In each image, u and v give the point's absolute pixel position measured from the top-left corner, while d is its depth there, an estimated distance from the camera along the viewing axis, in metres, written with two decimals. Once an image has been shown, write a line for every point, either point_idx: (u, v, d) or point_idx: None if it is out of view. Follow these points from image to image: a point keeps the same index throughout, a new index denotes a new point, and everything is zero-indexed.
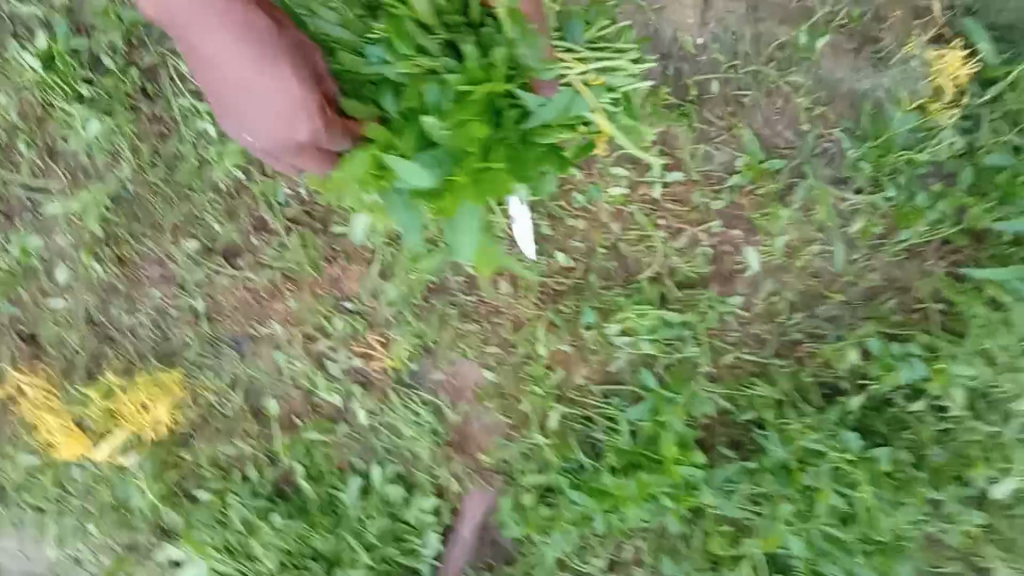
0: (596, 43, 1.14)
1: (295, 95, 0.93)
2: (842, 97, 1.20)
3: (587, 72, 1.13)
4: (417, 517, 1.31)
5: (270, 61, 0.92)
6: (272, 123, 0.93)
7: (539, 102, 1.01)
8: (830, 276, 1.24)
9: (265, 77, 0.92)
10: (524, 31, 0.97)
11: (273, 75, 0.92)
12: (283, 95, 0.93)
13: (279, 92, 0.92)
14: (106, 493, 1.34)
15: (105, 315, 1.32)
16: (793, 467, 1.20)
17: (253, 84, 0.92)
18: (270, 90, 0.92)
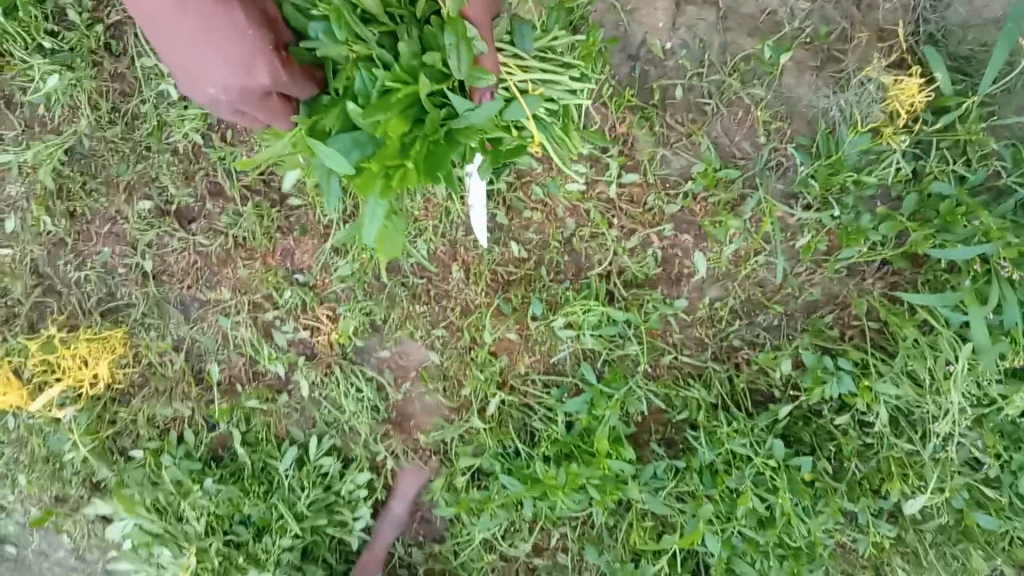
0: (546, 53, 1.12)
1: (248, 41, 0.92)
2: (800, 114, 1.23)
3: (528, 80, 1.09)
4: (351, 491, 1.33)
5: (221, 1, 0.91)
6: (231, 68, 0.92)
7: (470, 107, 0.98)
8: (773, 288, 1.28)
9: (218, 18, 0.90)
10: (459, 37, 0.93)
11: (224, 16, 0.91)
12: (238, 37, 0.91)
13: (233, 34, 0.91)
14: (38, 445, 1.33)
15: (52, 268, 1.31)
16: (719, 469, 1.25)
17: (207, 27, 0.90)
18: (227, 33, 0.91)
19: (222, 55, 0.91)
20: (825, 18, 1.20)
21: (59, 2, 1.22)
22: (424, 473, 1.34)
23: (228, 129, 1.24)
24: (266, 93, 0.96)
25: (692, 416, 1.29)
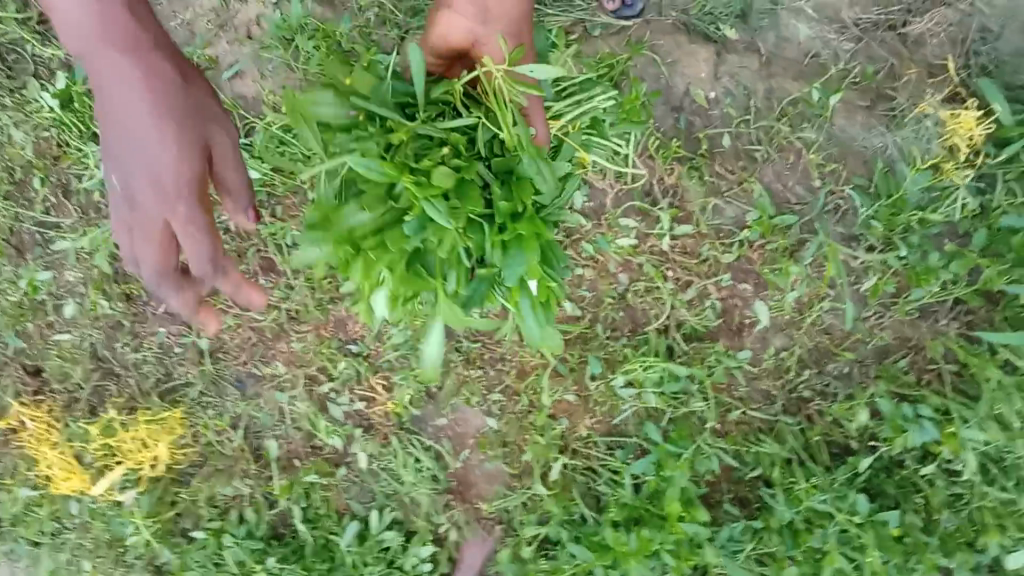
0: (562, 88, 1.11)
1: (176, 176, 0.84)
2: (854, 155, 1.19)
3: (562, 125, 1.10)
4: (414, 565, 1.29)
5: (182, 136, 0.84)
6: (152, 205, 0.83)
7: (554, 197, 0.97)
8: (841, 335, 1.23)
9: (157, 147, 0.82)
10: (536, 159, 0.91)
11: (161, 146, 0.82)
12: (156, 169, 0.83)
13: (171, 176, 0.83)
14: (101, 529, 1.32)
15: (111, 351, 1.32)
16: (799, 528, 1.19)
17: (142, 152, 0.82)
18: (150, 164, 0.83)
19: (144, 184, 0.83)
20: (870, 57, 1.18)
21: None
22: (490, 543, 1.30)
23: (279, 205, 1.25)
24: (158, 224, 0.84)
25: (765, 472, 1.23)
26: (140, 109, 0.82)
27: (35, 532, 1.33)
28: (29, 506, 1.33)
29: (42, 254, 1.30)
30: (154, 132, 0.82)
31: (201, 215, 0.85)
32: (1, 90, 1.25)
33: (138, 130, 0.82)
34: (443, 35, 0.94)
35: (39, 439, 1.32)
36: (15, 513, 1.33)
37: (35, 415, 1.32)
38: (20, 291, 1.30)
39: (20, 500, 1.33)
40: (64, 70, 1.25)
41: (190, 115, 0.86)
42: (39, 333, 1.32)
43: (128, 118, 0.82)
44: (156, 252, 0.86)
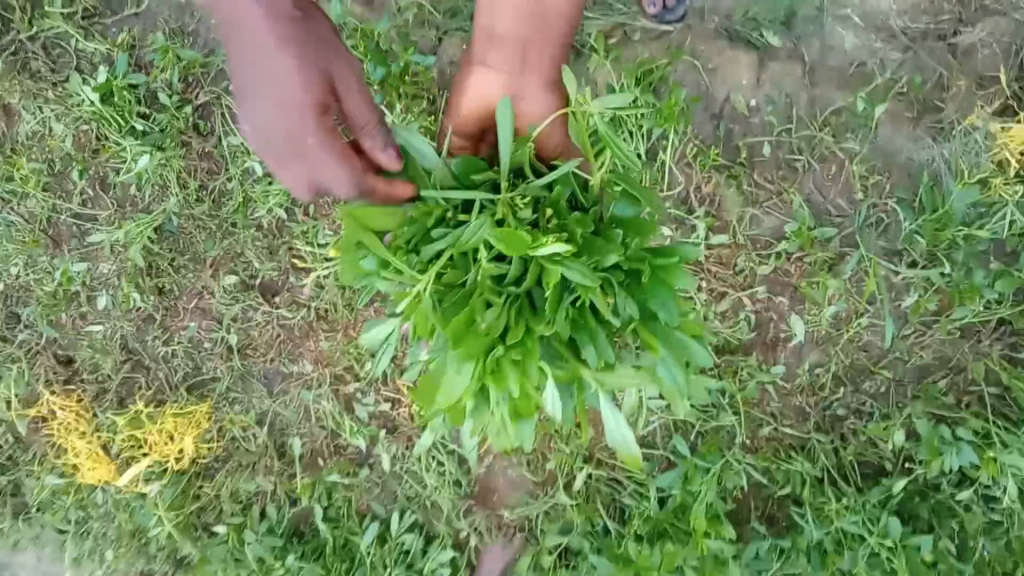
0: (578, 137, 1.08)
1: (304, 100, 0.81)
2: (898, 166, 1.16)
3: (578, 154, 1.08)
4: (434, 569, 1.27)
5: (304, 57, 0.82)
6: (290, 124, 0.81)
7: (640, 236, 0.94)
8: (878, 352, 1.19)
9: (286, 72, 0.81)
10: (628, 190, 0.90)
11: (282, 67, 0.81)
12: (280, 91, 0.80)
13: (294, 99, 0.80)
14: (126, 521, 1.32)
15: (141, 344, 1.33)
16: (828, 550, 1.16)
17: (268, 78, 0.81)
18: (274, 88, 0.80)
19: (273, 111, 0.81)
20: (920, 67, 1.15)
21: (150, 85, 1.25)
22: (512, 551, 1.29)
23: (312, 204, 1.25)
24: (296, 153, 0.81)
25: (795, 491, 1.20)
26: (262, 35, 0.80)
27: (62, 519, 1.34)
28: (56, 494, 1.34)
29: (77, 244, 1.31)
30: (273, 54, 0.81)
31: (334, 140, 0.82)
32: (42, 83, 1.26)
33: (262, 59, 0.81)
34: (480, 97, 0.91)
35: (69, 429, 1.33)
36: (42, 499, 1.34)
37: (65, 403, 1.33)
38: (53, 281, 1.31)
39: (47, 487, 1.34)
40: (104, 62, 1.26)
41: (310, 41, 0.83)
42: (70, 322, 1.33)
43: (250, 44, 0.80)
44: (298, 171, 0.82)
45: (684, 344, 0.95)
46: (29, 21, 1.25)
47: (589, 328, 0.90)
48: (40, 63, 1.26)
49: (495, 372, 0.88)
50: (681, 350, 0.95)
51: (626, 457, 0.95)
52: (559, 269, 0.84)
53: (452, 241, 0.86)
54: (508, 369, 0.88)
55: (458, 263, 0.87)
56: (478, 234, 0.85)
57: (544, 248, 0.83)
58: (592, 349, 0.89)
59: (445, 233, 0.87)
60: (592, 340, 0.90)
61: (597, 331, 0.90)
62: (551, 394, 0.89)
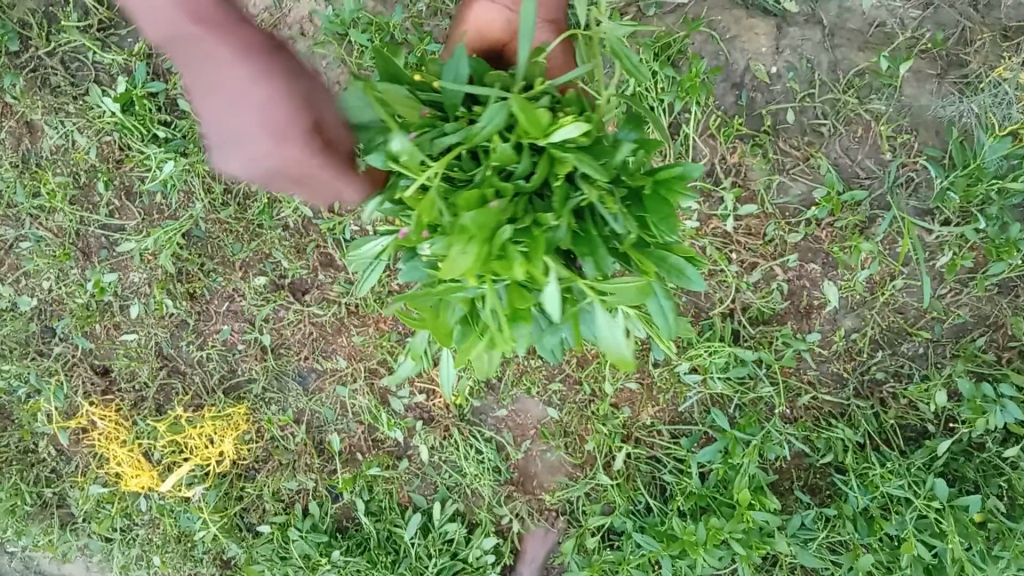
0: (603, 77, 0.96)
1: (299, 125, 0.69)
2: (926, 125, 1.15)
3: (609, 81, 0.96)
4: (478, 556, 1.28)
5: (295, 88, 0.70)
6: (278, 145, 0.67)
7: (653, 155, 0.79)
8: (915, 313, 1.18)
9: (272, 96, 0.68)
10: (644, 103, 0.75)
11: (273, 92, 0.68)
12: (269, 114, 0.67)
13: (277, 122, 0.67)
14: (170, 525, 1.33)
15: (175, 349, 1.34)
16: (875, 515, 1.15)
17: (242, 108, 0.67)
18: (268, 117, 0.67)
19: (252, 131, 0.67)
20: (940, 23, 1.14)
21: (169, 93, 1.25)
22: (551, 532, 1.29)
23: (336, 201, 1.25)
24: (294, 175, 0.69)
25: (838, 459, 1.19)
26: (235, 55, 0.68)
27: (107, 529, 1.35)
28: (100, 504, 1.35)
29: (106, 254, 1.31)
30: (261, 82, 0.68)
31: (328, 156, 0.70)
32: (64, 97, 1.27)
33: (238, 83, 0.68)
34: (479, 31, 0.84)
35: (108, 438, 1.34)
36: (89, 509, 1.35)
37: (103, 414, 1.34)
38: (85, 293, 1.32)
39: (92, 498, 1.35)
40: (122, 72, 1.26)
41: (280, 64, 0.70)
42: (105, 333, 1.34)
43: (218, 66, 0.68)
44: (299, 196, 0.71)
45: (680, 267, 0.76)
46: (47, 37, 1.26)
47: (591, 240, 0.72)
48: (59, 76, 1.26)
49: (501, 259, 0.69)
50: (676, 274, 0.77)
51: (617, 359, 0.79)
52: (573, 159, 0.69)
53: (466, 133, 0.70)
54: (514, 260, 0.68)
55: (466, 160, 0.72)
56: (490, 126, 0.69)
57: (560, 131, 0.69)
58: (589, 263, 0.71)
59: (459, 128, 0.72)
60: (592, 253, 0.71)
61: (598, 242, 0.72)
62: (551, 295, 0.72)
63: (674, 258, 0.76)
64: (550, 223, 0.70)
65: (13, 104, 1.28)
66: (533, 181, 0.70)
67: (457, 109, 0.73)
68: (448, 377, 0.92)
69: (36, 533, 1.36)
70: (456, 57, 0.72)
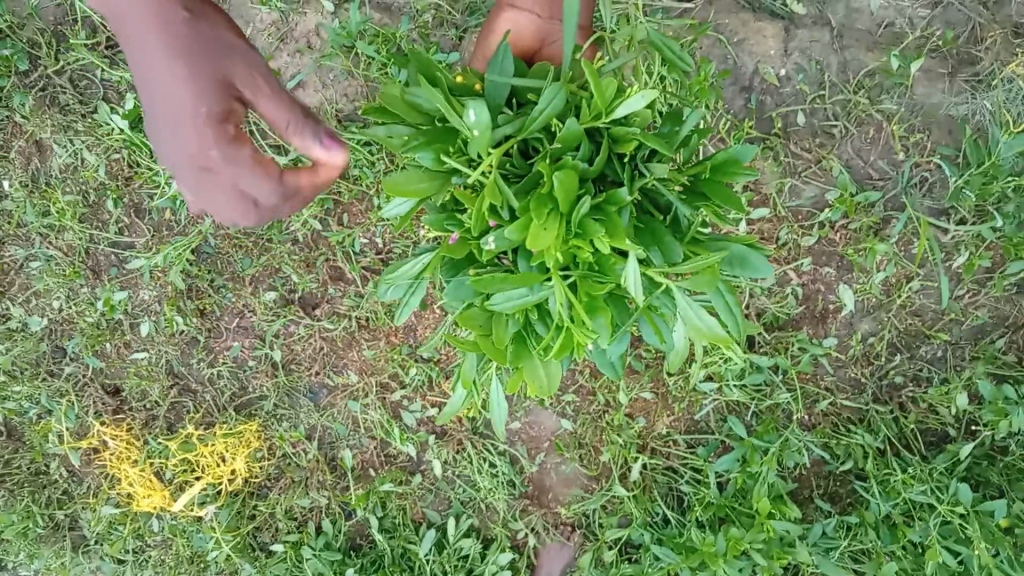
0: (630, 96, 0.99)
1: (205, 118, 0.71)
2: (938, 124, 1.14)
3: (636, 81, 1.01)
4: (494, 573, 1.26)
5: (198, 72, 0.70)
6: (187, 149, 0.71)
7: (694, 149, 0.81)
8: (932, 316, 1.17)
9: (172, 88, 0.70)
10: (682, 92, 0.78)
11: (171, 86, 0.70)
12: (169, 109, 0.70)
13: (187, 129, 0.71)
14: (183, 545, 1.32)
15: (186, 367, 1.33)
16: (897, 522, 1.13)
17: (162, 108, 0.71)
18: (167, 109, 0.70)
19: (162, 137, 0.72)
20: (949, 21, 1.13)
21: None
22: (564, 550, 1.28)
23: (345, 214, 1.25)
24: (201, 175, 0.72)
25: (858, 466, 1.17)
26: (150, 47, 0.70)
27: (119, 550, 1.33)
28: (112, 525, 1.34)
29: (117, 272, 1.31)
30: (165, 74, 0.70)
31: (237, 153, 0.72)
32: (72, 115, 1.27)
33: (148, 80, 0.71)
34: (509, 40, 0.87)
35: (120, 458, 1.33)
36: (100, 531, 1.34)
37: (114, 433, 1.33)
38: (96, 312, 1.31)
39: (104, 519, 1.34)
40: (130, 90, 1.26)
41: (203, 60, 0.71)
42: (115, 352, 1.33)
43: (139, 54, 0.70)
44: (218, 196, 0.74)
45: (745, 255, 0.75)
46: (55, 56, 1.26)
47: (654, 229, 0.73)
48: (68, 95, 1.27)
49: (579, 239, 0.69)
50: (740, 263, 0.76)
51: (710, 337, 0.74)
52: (638, 135, 0.70)
53: (521, 123, 0.70)
54: (595, 234, 0.68)
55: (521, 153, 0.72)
56: (549, 108, 0.68)
57: (624, 105, 0.69)
58: (656, 251, 0.72)
59: (511, 119, 0.72)
60: (658, 242, 0.72)
61: (661, 231, 0.73)
62: (631, 275, 0.68)
63: (739, 246, 0.76)
64: (620, 203, 0.70)
65: (23, 123, 1.28)
66: (598, 160, 0.70)
67: (501, 108, 0.73)
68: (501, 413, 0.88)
69: (46, 556, 1.35)
70: (500, 53, 0.73)
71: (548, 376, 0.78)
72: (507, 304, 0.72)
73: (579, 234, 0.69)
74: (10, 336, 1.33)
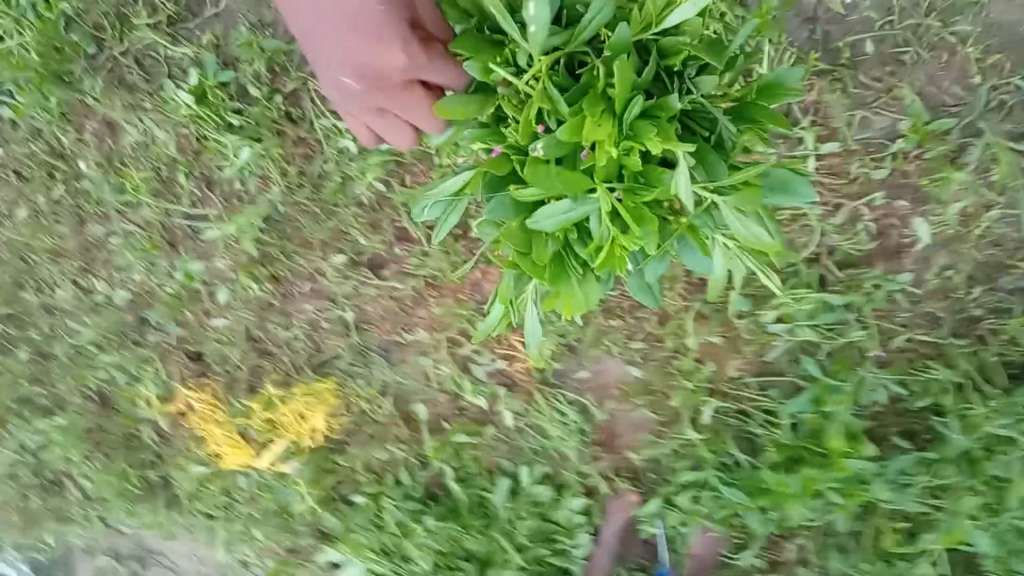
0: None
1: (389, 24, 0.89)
2: (1019, 42, 1.09)
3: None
4: (568, 517, 1.29)
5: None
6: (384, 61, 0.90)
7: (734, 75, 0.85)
8: (1014, 245, 1.13)
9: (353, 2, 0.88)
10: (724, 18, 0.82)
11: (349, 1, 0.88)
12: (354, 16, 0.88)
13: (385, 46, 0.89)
14: (270, 501, 1.38)
15: (263, 331, 1.37)
16: (978, 456, 1.11)
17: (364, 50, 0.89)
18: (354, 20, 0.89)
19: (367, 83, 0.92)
20: None
21: (238, 79, 1.28)
22: (628, 504, 1.29)
23: (407, 173, 1.26)
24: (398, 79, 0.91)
25: (937, 401, 1.15)
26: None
27: (211, 506, 1.40)
28: (202, 483, 1.41)
29: (192, 243, 1.36)
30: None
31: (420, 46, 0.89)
32: (140, 94, 1.30)
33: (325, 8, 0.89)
34: None
35: (207, 419, 1.39)
36: (191, 489, 1.41)
37: (199, 396, 1.39)
38: (174, 282, 1.36)
39: (194, 477, 1.40)
40: (192, 64, 1.28)
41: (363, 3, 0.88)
42: (196, 320, 1.38)
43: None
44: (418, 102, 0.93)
45: (789, 180, 0.80)
46: (119, 37, 1.28)
47: (699, 149, 0.78)
48: (135, 75, 1.30)
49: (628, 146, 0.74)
50: (784, 189, 0.81)
51: (760, 246, 0.80)
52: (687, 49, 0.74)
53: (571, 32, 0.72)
54: (647, 135, 0.72)
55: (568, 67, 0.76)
56: (597, 19, 0.71)
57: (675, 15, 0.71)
58: (701, 169, 0.77)
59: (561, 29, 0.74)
60: (702, 161, 0.77)
61: (707, 152, 0.78)
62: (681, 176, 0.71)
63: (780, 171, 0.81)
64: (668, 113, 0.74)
65: (93, 104, 1.32)
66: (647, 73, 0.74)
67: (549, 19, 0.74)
68: (536, 330, 0.98)
69: (144, 514, 1.42)
70: None
71: (586, 292, 0.83)
72: (550, 221, 0.76)
73: (628, 140, 0.74)
74: (95, 310, 1.39)
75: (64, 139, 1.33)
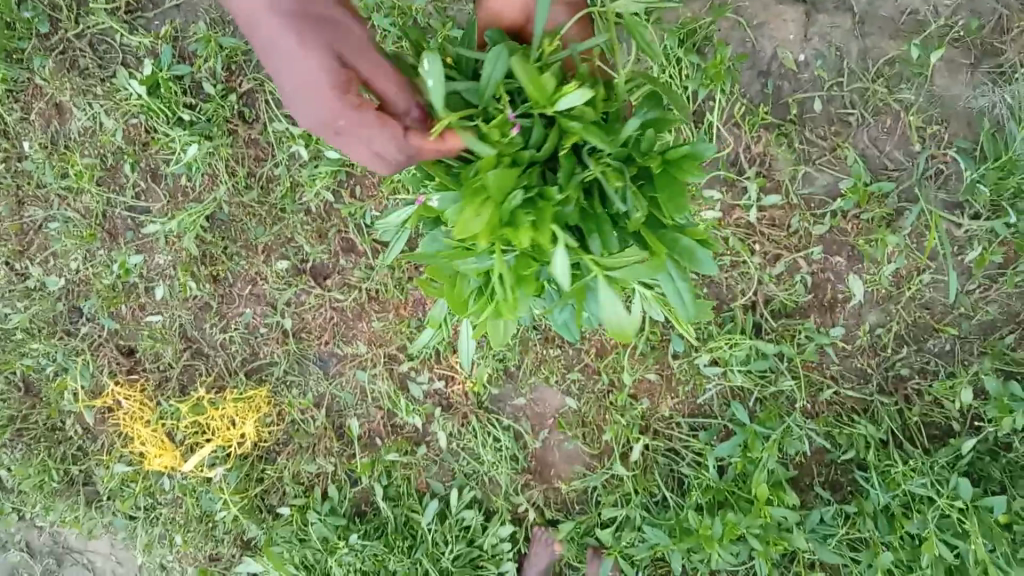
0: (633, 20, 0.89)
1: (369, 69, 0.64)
2: (957, 115, 1.13)
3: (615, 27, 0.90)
4: (494, 543, 1.28)
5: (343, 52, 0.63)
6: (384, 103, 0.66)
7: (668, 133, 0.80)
8: (942, 309, 1.17)
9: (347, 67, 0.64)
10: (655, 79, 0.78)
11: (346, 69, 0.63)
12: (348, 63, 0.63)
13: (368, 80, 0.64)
14: (193, 505, 1.35)
15: (200, 332, 1.35)
16: (896, 513, 1.13)
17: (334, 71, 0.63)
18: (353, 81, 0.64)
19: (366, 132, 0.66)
20: (976, 11, 1.11)
21: (195, 76, 1.27)
22: (554, 555, 1.26)
23: (358, 185, 1.26)
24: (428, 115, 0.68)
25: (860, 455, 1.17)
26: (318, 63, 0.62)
27: (131, 506, 1.37)
28: (124, 482, 1.37)
29: (132, 236, 1.34)
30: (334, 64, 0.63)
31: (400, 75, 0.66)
32: (92, 79, 1.28)
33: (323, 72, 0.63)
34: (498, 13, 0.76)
35: (133, 418, 1.36)
36: (112, 487, 1.37)
37: (128, 394, 1.36)
38: (111, 274, 1.34)
39: (116, 475, 1.37)
40: (148, 55, 1.27)
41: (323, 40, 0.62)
42: (130, 313, 1.36)
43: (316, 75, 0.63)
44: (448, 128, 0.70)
45: (690, 250, 0.76)
46: (75, 20, 1.28)
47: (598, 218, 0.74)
48: (88, 59, 1.28)
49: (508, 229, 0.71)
50: (688, 257, 0.77)
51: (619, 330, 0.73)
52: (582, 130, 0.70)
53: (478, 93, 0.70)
54: (523, 226, 0.70)
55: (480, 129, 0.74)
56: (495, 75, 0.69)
57: (565, 99, 0.68)
58: (595, 240, 0.73)
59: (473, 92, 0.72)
60: (599, 232, 0.73)
61: (606, 223, 0.74)
62: (558, 262, 0.71)
63: (684, 239, 0.76)
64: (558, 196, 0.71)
65: (43, 85, 1.30)
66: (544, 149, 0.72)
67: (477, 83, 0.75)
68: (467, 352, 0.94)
69: (61, 509, 1.38)
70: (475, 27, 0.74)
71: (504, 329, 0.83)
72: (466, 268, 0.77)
73: (510, 224, 0.71)
74: (28, 295, 1.36)
75: (8, 118, 1.31)
